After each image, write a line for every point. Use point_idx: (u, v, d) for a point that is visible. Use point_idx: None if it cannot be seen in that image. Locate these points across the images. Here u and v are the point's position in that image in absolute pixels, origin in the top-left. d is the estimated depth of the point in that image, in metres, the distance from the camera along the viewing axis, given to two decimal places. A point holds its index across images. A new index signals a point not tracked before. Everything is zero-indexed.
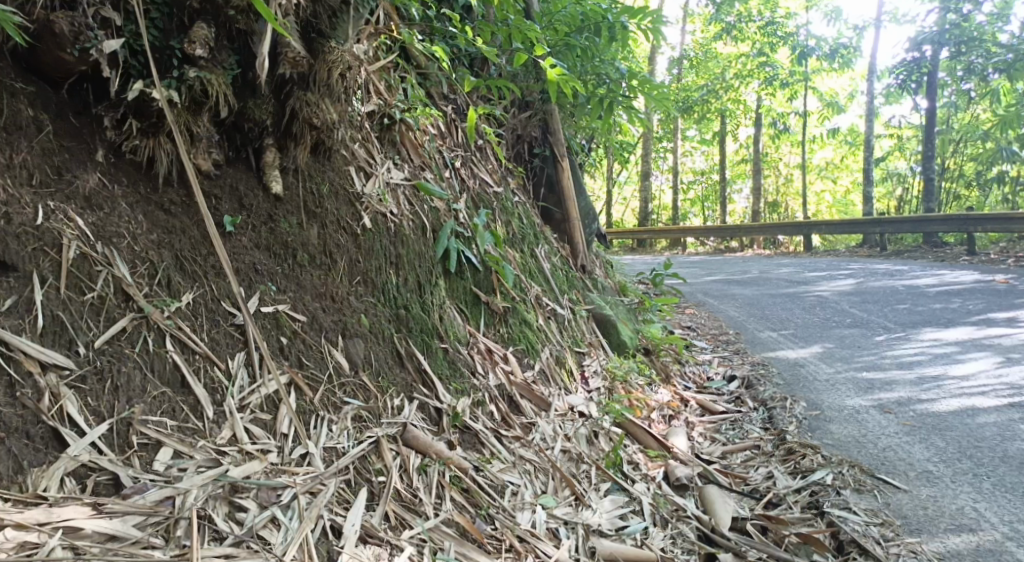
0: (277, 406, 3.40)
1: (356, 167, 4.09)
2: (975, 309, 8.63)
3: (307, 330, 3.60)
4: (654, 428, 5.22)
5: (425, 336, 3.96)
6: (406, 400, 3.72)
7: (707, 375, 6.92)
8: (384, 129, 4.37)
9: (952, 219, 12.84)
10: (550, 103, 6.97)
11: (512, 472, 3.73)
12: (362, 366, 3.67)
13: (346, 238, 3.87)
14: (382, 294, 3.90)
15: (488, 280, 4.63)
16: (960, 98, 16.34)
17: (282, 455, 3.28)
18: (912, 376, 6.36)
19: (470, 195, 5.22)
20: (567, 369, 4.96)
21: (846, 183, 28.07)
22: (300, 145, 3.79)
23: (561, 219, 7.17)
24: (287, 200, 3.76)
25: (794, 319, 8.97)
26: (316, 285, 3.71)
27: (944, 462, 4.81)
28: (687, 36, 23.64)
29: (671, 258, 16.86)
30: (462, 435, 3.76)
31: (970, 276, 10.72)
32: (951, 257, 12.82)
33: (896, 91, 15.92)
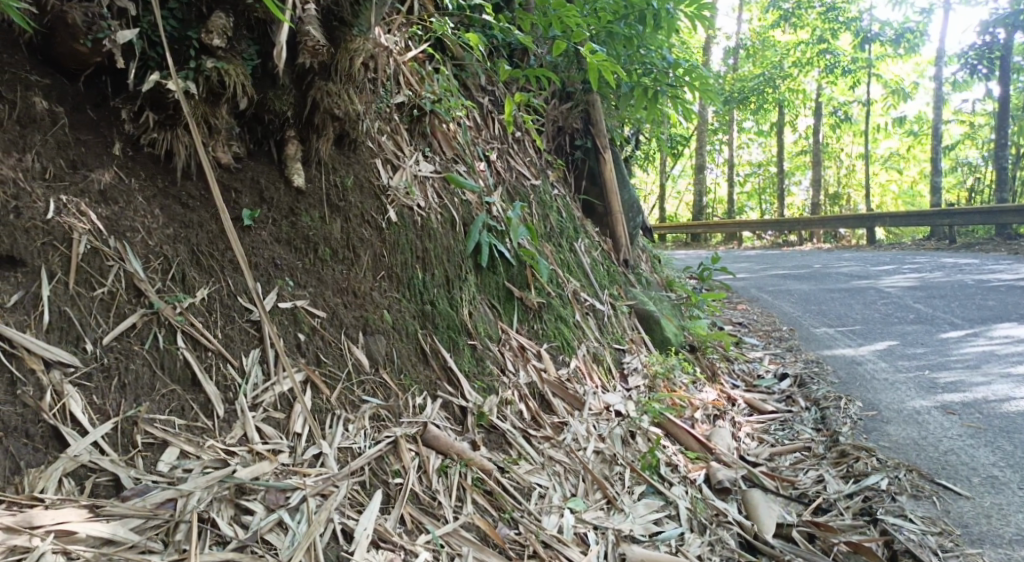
0: (291, 404, 3.36)
1: (383, 159, 4.02)
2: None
3: (327, 326, 3.55)
4: (696, 428, 5.09)
5: (452, 333, 3.89)
6: (429, 398, 3.65)
7: (755, 373, 6.75)
8: (413, 121, 4.29)
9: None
10: (592, 93, 6.86)
11: (539, 473, 3.63)
12: (382, 363, 3.61)
13: (370, 232, 3.80)
14: (408, 289, 3.83)
15: (521, 275, 4.56)
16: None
17: (294, 456, 3.23)
18: (976, 376, 6.12)
19: (505, 188, 5.18)
20: (604, 366, 4.86)
21: (911, 174, 27.38)
22: (322, 137, 3.73)
23: (602, 213, 7.08)
24: (309, 194, 3.70)
25: (849, 315, 8.72)
26: (338, 280, 3.65)
27: (1011, 467, 4.63)
28: (744, 25, 23.27)
29: (726, 253, 16.58)
30: (488, 436, 3.68)
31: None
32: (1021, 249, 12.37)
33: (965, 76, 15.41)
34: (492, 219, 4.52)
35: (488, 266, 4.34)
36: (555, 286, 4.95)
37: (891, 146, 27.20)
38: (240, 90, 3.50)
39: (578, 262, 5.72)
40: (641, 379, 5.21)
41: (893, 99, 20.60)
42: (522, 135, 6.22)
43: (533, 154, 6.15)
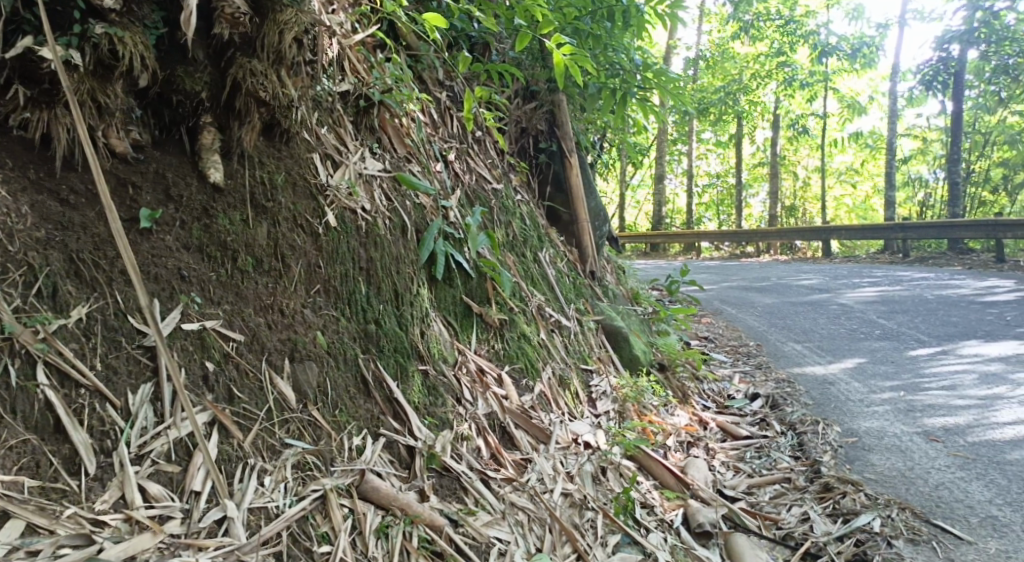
0: (190, 454, 2.86)
1: (322, 154, 3.52)
2: (1013, 321, 7.98)
3: (244, 351, 3.05)
4: (668, 457, 4.64)
5: (400, 357, 3.39)
6: (369, 438, 3.16)
7: (727, 393, 6.33)
8: (360, 113, 3.80)
9: (981, 224, 12.14)
10: (558, 93, 6.51)
11: (498, 525, 3.16)
12: (313, 398, 3.12)
13: (303, 238, 3.29)
14: (348, 305, 3.33)
15: (481, 287, 4.11)
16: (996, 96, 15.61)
17: (187, 524, 2.74)
18: (956, 398, 5.75)
19: (463, 190, 4.71)
20: (572, 391, 4.40)
21: (864, 188, 27.44)
22: (245, 126, 3.25)
23: (568, 220, 6.65)
24: (229, 192, 3.20)
25: (817, 330, 8.36)
26: (262, 295, 3.15)
27: (1010, 505, 4.25)
28: (703, 35, 23.06)
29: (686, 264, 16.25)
30: (439, 481, 3.20)
31: (1006, 286, 10.03)
32: (979, 264, 12.14)
33: (923, 91, 15.23)
34: (448, 226, 4.04)
35: (444, 278, 3.87)
36: (517, 299, 4.48)
37: (846, 159, 27.19)
38: (138, 63, 3.02)
39: (541, 273, 5.26)
40: (610, 403, 4.76)
41: (848, 113, 20.49)
42: (482, 135, 5.83)
43: (493, 157, 5.68)
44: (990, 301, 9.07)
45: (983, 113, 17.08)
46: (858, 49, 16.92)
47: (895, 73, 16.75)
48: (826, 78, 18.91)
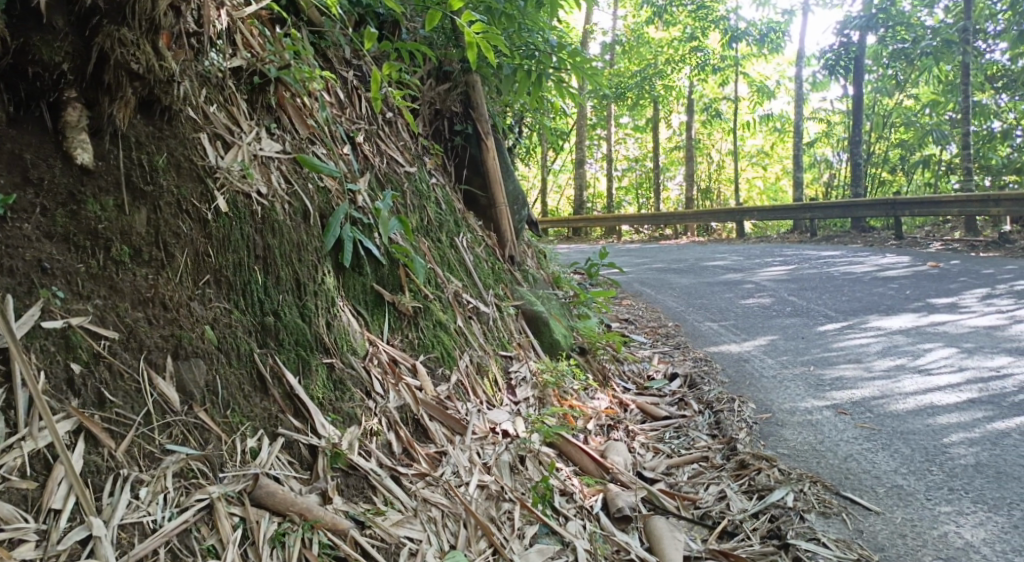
0: (50, 467, 2.62)
1: (211, 134, 3.27)
2: (914, 295, 8.10)
3: (119, 350, 2.83)
4: (588, 441, 4.53)
5: (302, 351, 3.19)
6: (265, 439, 2.97)
7: (646, 373, 6.28)
8: (254, 90, 3.54)
9: (880, 204, 12.37)
10: (472, 73, 6.33)
11: (410, 524, 2.99)
12: (200, 399, 2.92)
13: (189, 225, 3.06)
14: (241, 297, 3.12)
15: (393, 275, 3.90)
16: (896, 78, 15.94)
17: (44, 548, 2.52)
18: (861, 371, 5.77)
19: (374, 174, 4.51)
20: (490, 380, 4.25)
21: (776, 170, 27.93)
22: (117, 102, 2.99)
23: (486, 205, 6.44)
24: (100, 174, 2.96)
25: (733, 308, 8.37)
26: (141, 288, 2.92)
27: (914, 474, 4.24)
28: (619, 20, 23.14)
29: (608, 248, 16.28)
30: (345, 480, 3.02)
31: (907, 261, 10.20)
32: (879, 242, 12.37)
33: (826, 74, 15.49)
34: (356, 210, 3.81)
35: (352, 266, 3.65)
36: (431, 285, 4.29)
37: (758, 143, 27.65)
38: None
39: (457, 258, 5.09)
40: (530, 390, 4.62)
41: (756, 97, 20.78)
42: (394, 116, 5.62)
43: (404, 139, 5.49)
44: (893, 276, 9.21)
45: (883, 95, 17.46)
46: (765, 33, 17.24)
47: (800, 57, 17.02)
48: (736, 62, 19.15)
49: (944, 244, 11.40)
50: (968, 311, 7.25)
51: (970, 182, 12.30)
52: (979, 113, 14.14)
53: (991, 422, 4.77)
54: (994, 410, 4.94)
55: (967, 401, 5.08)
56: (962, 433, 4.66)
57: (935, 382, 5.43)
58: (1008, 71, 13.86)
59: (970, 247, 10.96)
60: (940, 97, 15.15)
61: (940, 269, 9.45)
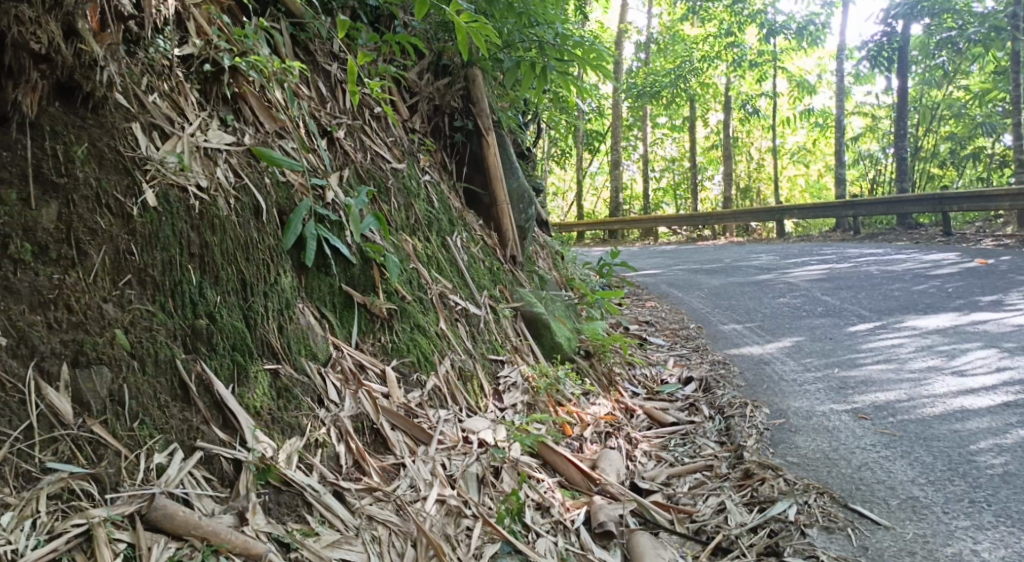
0: None
1: (146, 123, 3.12)
2: (955, 292, 7.72)
3: (9, 356, 2.68)
4: (583, 450, 4.30)
5: (240, 355, 3.04)
6: (173, 455, 2.80)
7: (660, 378, 6.01)
8: (206, 80, 3.42)
9: (926, 199, 11.93)
10: (472, 66, 6.14)
11: (345, 546, 2.79)
12: (95, 410, 2.75)
13: (107, 220, 2.92)
14: (167, 297, 2.96)
15: (366, 275, 3.71)
16: (943, 70, 15.44)
17: None
18: (892, 373, 5.46)
19: (354, 170, 4.36)
20: (475, 385, 4.03)
21: (819, 168, 27.35)
22: (22, 88, 2.85)
23: (489, 204, 6.23)
24: (7, 165, 2.82)
25: (760, 309, 8.06)
26: (44, 288, 2.77)
27: (932, 485, 3.96)
28: (654, 18, 22.76)
29: (643, 250, 15.96)
30: (275, 498, 2.84)
31: (951, 258, 9.79)
32: (926, 239, 11.93)
33: (866, 67, 15.06)
34: (323, 206, 3.60)
35: (317, 265, 3.47)
36: (408, 286, 4.09)
37: (800, 140, 27.09)
38: None
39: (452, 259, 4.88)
40: (520, 395, 4.40)
41: (797, 93, 20.32)
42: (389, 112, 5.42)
43: (399, 135, 5.29)
44: (934, 274, 8.82)
45: (929, 88, 16.95)
46: (804, 27, 16.84)
47: (841, 50, 16.58)
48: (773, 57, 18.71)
49: (993, 240, 10.93)
50: (1009, 310, 6.87)
51: (1021, 174, 11.81)
52: None
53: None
54: None
55: (1001, 404, 4.77)
56: (993, 439, 4.35)
57: (969, 384, 5.11)
58: None
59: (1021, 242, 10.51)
60: (988, 88, 14.65)
61: (986, 266, 9.03)
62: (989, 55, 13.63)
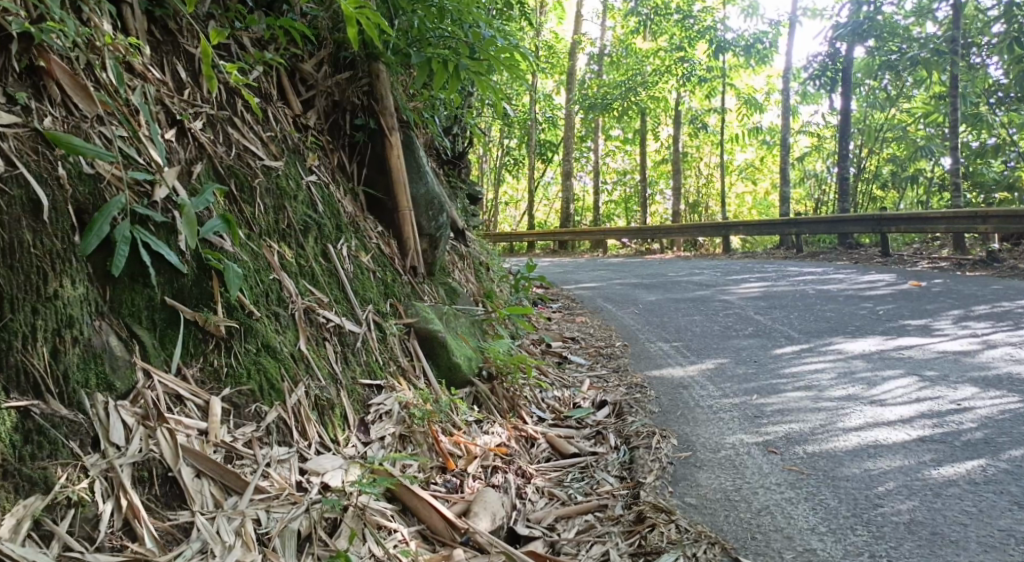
0: None
1: None
2: (885, 316, 7.36)
3: None
4: (461, 490, 3.82)
5: None
6: None
7: (572, 401, 5.47)
8: None
9: (865, 219, 11.61)
10: (375, 61, 5.44)
11: None
12: None
13: None
14: None
15: (201, 287, 3.19)
16: (888, 91, 15.16)
17: None
18: (809, 401, 5.05)
19: (210, 164, 3.83)
20: (338, 414, 3.50)
21: (766, 186, 27.23)
22: None
23: (390, 209, 5.52)
24: None
25: (690, 328, 7.61)
26: None
27: (833, 535, 3.62)
28: (606, 32, 22.36)
29: (589, 264, 15.49)
30: None
31: (885, 280, 9.47)
32: (865, 260, 11.62)
33: (814, 87, 14.72)
34: (145, 206, 3.08)
35: (130, 275, 3.01)
36: (261, 299, 3.55)
37: (749, 157, 26.93)
38: None
39: (327, 268, 4.34)
40: (392, 426, 3.89)
41: (745, 110, 20.01)
42: (267, 104, 4.83)
43: (282, 129, 4.73)
44: (868, 295, 8.48)
45: (874, 109, 16.71)
46: (752, 45, 16.51)
47: (789, 68, 16.22)
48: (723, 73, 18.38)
49: (932, 263, 10.66)
50: (940, 335, 6.53)
51: (957, 198, 11.56)
52: (973, 127, 13.39)
53: (937, 468, 4.07)
54: (944, 452, 4.23)
55: (916, 439, 4.37)
56: (904, 479, 3.99)
57: (886, 416, 4.69)
58: (1003, 85, 13.11)
59: (955, 266, 10.23)
60: (930, 110, 14.39)
61: (921, 289, 8.72)
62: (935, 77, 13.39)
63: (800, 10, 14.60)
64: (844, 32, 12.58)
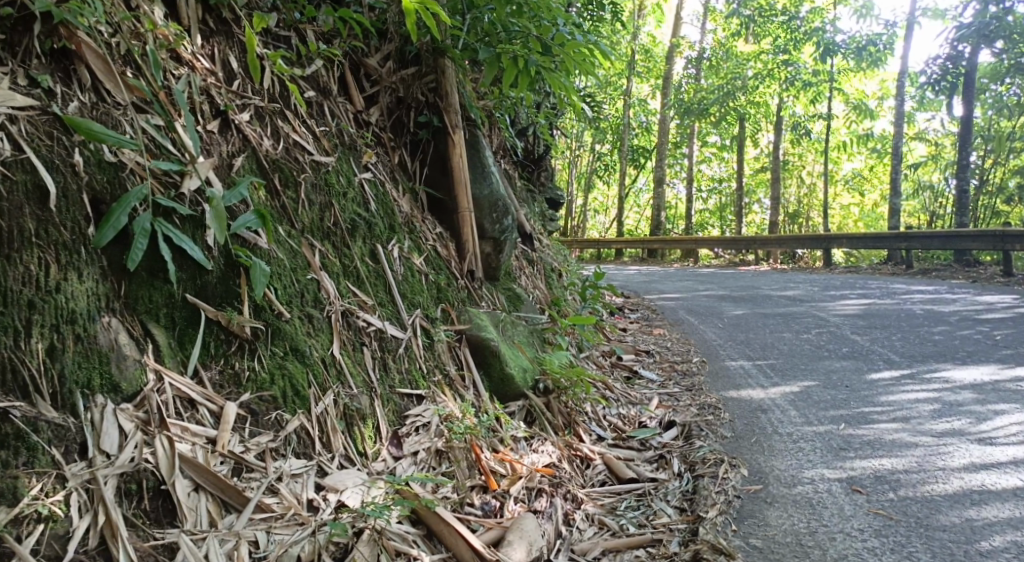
0: None
1: None
2: (1001, 342, 6.77)
3: None
4: (499, 513, 3.60)
5: None
6: None
7: (637, 419, 5.03)
8: (16, 28, 2.94)
9: (984, 235, 10.83)
10: (442, 58, 5.08)
11: None
12: None
13: None
14: None
15: (225, 284, 3.13)
16: (1012, 100, 14.18)
17: None
18: (906, 433, 4.58)
19: (253, 158, 3.69)
20: (369, 425, 3.30)
21: (873, 196, 26.11)
22: None
23: (451, 210, 5.20)
24: None
25: (778, 345, 7.13)
26: None
27: None
28: (707, 33, 21.60)
29: (680, 272, 14.91)
30: None
31: (1005, 302, 8.80)
32: (984, 279, 10.85)
33: (932, 93, 13.81)
34: (169, 198, 3.03)
35: (148, 270, 2.98)
36: (294, 300, 3.37)
37: (856, 165, 25.84)
38: None
39: (375, 269, 4.14)
40: (428, 440, 3.70)
41: (854, 117, 19.05)
42: (326, 97, 4.59)
43: (338, 124, 4.54)
44: (982, 319, 7.86)
45: (997, 118, 15.69)
46: (864, 47, 15.26)
47: (904, 73, 15.32)
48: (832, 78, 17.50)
49: None
50: None
51: None
52: None
53: None
54: None
55: None
56: (1010, 534, 3.63)
57: (996, 456, 4.26)
58: None
59: None
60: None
61: None
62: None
63: (918, 12, 13.67)
64: (967, 33, 11.56)
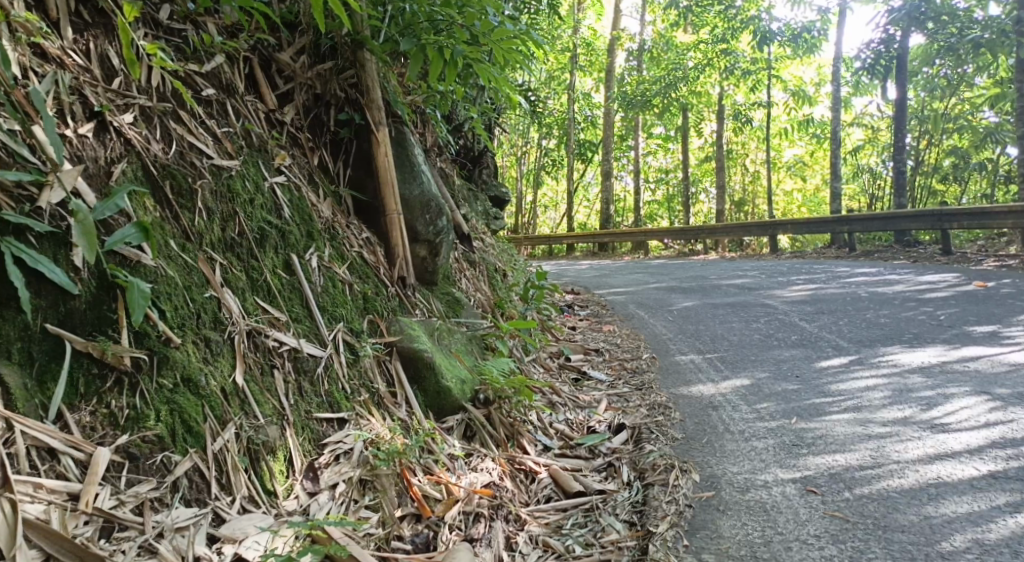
0: None
1: None
2: (948, 322, 6.54)
3: None
4: (432, 546, 3.23)
5: None
6: None
7: (584, 423, 4.69)
8: None
9: (924, 214, 10.65)
10: (363, 50, 4.67)
11: None
12: None
13: None
14: None
15: (97, 307, 2.87)
16: (946, 80, 14.09)
17: None
18: (858, 425, 4.29)
19: (138, 165, 3.31)
20: (278, 459, 3.09)
21: (815, 180, 26.09)
22: None
23: (379, 212, 4.80)
24: None
25: (728, 336, 6.84)
26: None
27: None
28: (645, 24, 21.34)
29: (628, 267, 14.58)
30: None
31: (948, 280, 8.61)
32: (925, 259, 10.71)
33: (866, 77, 13.66)
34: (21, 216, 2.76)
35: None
36: (188, 322, 3.05)
37: (797, 151, 25.83)
38: None
39: (288, 280, 3.74)
40: (351, 469, 3.31)
41: (793, 103, 18.93)
42: (233, 93, 4.15)
43: (245, 123, 4.12)
44: (927, 299, 7.66)
45: (932, 98, 15.63)
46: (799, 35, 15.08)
47: (839, 58, 15.16)
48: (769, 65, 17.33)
49: (996, 263, 9.74)
50: (1011, 342, 5.72)
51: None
52: None
53: (1014, 516, 3.42)
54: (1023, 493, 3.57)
55: (988, 476, 3.70)
56: (970, 532, 3.36)
57: (949, 445, 3.99)
58: None
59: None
60: (996, 95, 13.27)
61: (989, 290, 7.86)
62: (998, 62, 12.30)
63: None
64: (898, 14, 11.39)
